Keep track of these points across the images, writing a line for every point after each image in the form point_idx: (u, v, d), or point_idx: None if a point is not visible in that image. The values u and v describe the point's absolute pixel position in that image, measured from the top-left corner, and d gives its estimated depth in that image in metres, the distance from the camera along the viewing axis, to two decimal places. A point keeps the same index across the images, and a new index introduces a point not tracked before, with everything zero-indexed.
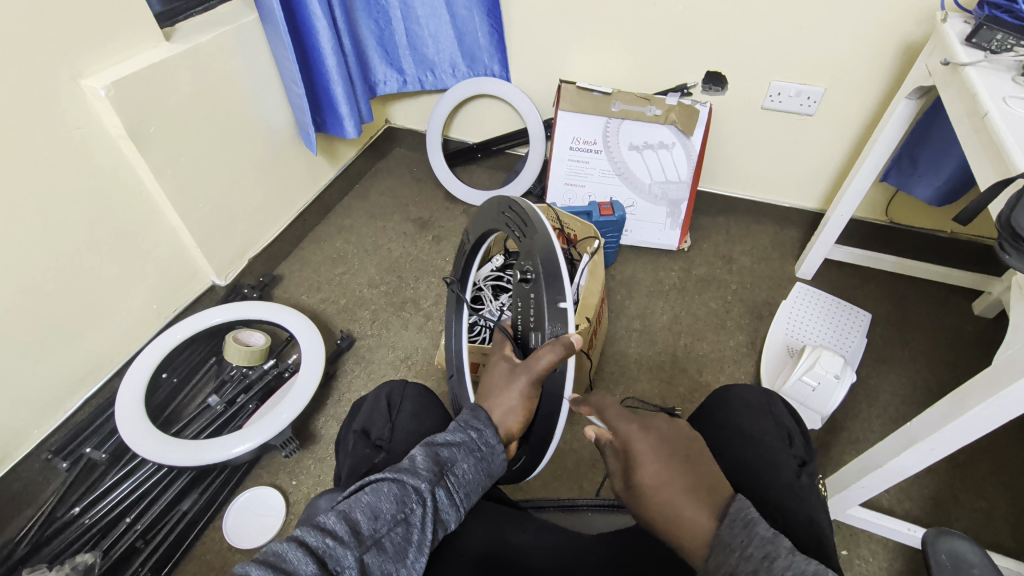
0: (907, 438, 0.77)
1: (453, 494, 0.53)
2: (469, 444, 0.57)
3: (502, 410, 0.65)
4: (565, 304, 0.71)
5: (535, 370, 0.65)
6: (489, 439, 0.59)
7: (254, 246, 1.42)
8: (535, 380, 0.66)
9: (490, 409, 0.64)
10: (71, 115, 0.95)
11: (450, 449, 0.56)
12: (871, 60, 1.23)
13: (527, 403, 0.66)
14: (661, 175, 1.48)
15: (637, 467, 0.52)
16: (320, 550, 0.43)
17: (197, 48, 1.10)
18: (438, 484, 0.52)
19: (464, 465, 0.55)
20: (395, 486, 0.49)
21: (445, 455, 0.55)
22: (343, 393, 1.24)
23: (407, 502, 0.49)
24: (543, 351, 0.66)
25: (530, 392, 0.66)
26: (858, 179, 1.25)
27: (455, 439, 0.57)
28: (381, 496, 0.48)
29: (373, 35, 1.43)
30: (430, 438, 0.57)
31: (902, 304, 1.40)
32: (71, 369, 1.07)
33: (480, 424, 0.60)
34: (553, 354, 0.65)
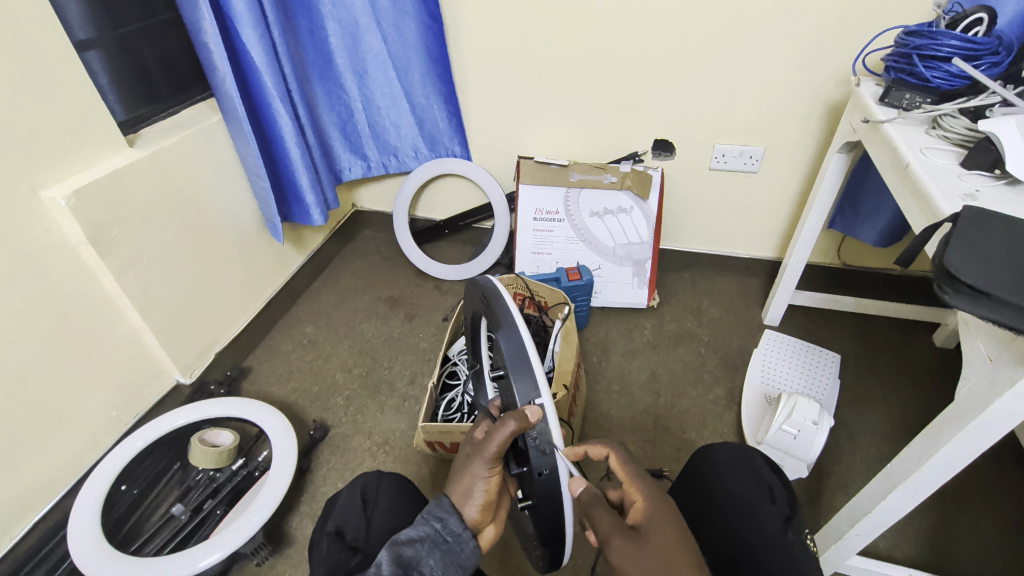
0: (890, 482, 0.77)
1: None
2: (433, 537, 0.56)
3: (461, 494, 0.61)
4: (541, 400, 0.69)
5: (490, 449, 0.62)
6: (454, 527, 0.57)
7: (221, 340, 1.39)
8: (493, 460, 0.62)
9: (451, 492, 0.61)
10: (30, 225, 0.94)
11: (414, 546, 0.54)
12: (801, 120, 1.34)
13: (488, 484, 0.61)
14: (622, 237, 1.53)
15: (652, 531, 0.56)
16: None
17: (160, 151, 1.13)
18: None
19: (430, 561, 0.54)
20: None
21: (409, 554, 0.53)
22: (318, 487, 1.18)
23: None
24: (495, 429, 0.63)
25: (491, 473, 0.61)
26: (807, 228, 1.32)
27: (419, 534, 0.56)
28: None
29: (336, 127, 1.49)
30: (392, 538, 0.55)
31: (868, 343, 1.44)
32: (21, 490, 0.99)
33: (443, 512, 0.58)
34: (503, 432, 0.62)
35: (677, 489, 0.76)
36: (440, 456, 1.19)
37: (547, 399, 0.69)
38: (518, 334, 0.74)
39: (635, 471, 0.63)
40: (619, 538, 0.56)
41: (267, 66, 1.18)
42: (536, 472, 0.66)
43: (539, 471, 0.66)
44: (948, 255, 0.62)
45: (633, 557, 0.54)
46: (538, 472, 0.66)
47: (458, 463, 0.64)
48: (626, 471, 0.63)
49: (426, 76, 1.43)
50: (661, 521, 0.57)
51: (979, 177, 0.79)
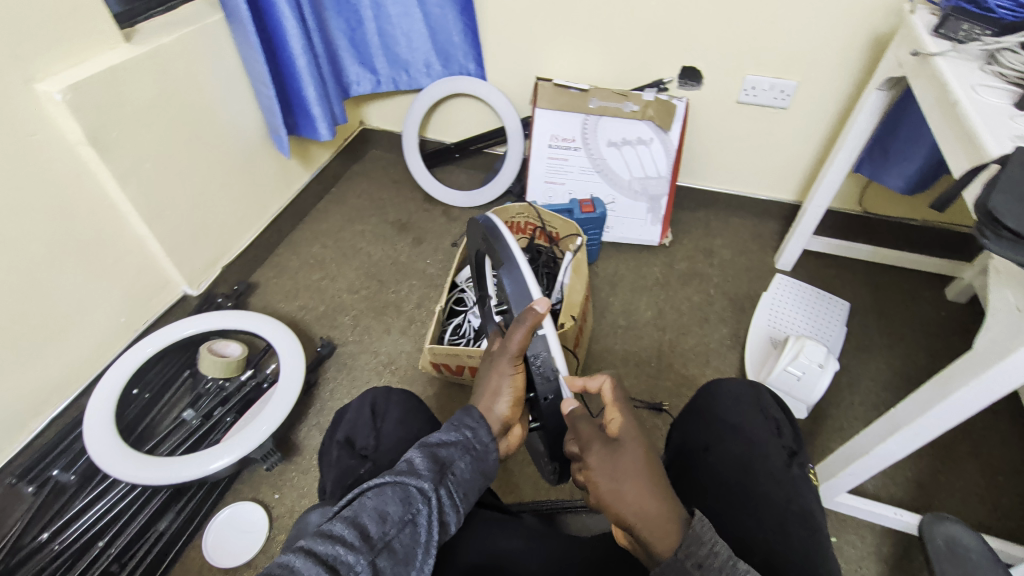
0: (892, 425, 0.78)
1: (454, 493, 0.52)
2: (465, 442, 0.56)
3: (490, 394, 0.63)
4: (543, 331, 0.71)
5: (512, 347, 0.65)
6: (484, 437, 0.57)
7: (228, 254, 1.37)
8: (516, 357, 0.65)
9: (478, 398, 0.63)
10: (25, 120, 0.90)
11: (448, 449, 0.54)
12: (842, 53, 1.25)
13: (515, 381, 0.64)
14: (640, 171, 1.48)
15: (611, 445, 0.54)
16: (331, 558, 0.42)
17: (159, 49, 1.06)
18: (439, 483, 0.51)
19: (462, 464, 0.54)
20: (398, 488, 0.49)
21: (443, 455, 0.54)
22: (325, 402, 1.20)
23: (412, 503, 0.48)
24: (513, 329, 0.65)
25: (516, 370, 0.65)
26: (834, 169, 1.26)
27: (450, 439, 0.56)
28: (386, 499, 0.47)
29: (344, 35, 1.40)
30: (425, 439, 0.55)
31: (879, 293, 1.42)
32: (35, 388, 1.02)
33: (473, 422, 0.58)
34: (522, 329, 0.65)
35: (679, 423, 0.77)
36: (444, 378, 1.21)
37: (547, 330, 0.71)
38: (518, 271, 0.76)
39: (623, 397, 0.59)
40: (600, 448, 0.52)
41: None
42: (541, 397, 0.69)
43: (545, 396, 0.69)
44: (994, 197, 0.59)
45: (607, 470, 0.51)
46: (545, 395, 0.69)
47: (481, 373, 0.66)
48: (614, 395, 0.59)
49: None
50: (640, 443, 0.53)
51: None
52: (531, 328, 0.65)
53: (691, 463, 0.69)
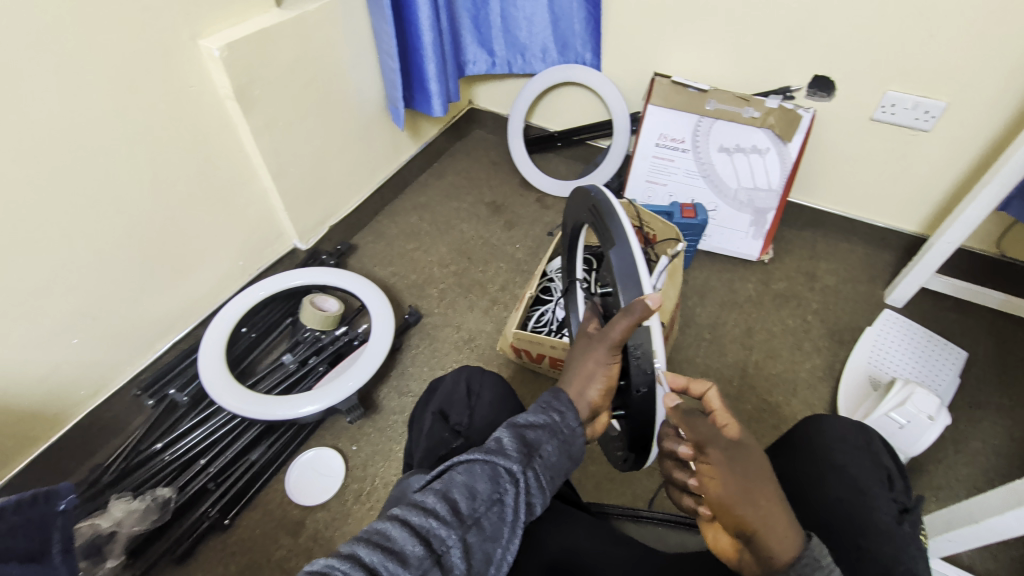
0: (1014, 497, 0.71)
1: (541, 476, 0.51)
2: (553, 426, 0.54)
3: (581, 378, 0.61)
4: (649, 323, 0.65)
5: (613, 337, 0.61)
6: (571, 422, 0.55)
7: (335, 215, 1.46)
8: (615, 347, 0.61)
9: (569, 383, 0.61)
10: (187, 72, 0.99)
11: (536, 431, 0.53)
12: (1008, 76, 1.12)
13: (610, 370, 0.61)
14: (749, 181, 1.41)
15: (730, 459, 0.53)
16: (423, 529, 0.43)
17: (305, 16, 1.13)
18: (528, 466, 0.50)
19: (550, 447, 0.52)
20: (487, 467, 0.48)
21: (531, 437, 0.52)
22: (407, 367, 1.26)
23: (501, 483, 0.48)
24: (618, 318, 0.60)
25: (613, 360, 0.61)
26: (975, 205, 1.14)
27: (538, 421, 0.54)
28: (475, 476, 0.47)
29: (468, 14, 1.43)
30: (512, 419, 0.54)
31: (1005, 346, 1.28)
32: (164, 313, 1.14)
33: (562, 406, 0.56)
34: (628, 320, 0.59)
35: (775, 450, 0.73)
36: (522, 364, 1.22)
37: (653, 323, 0.65)
38: (628, 250, 0.67)
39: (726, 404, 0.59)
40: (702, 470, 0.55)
41: None
42: (634, 389, 0.65)
43: (637, 388, 0.65)
44: None
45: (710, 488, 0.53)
46: (637, 389, 0.65)
47: (575, 354, 0.64)
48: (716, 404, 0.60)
49: None
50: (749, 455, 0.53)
51: None
52: (639, 321, 0.60)
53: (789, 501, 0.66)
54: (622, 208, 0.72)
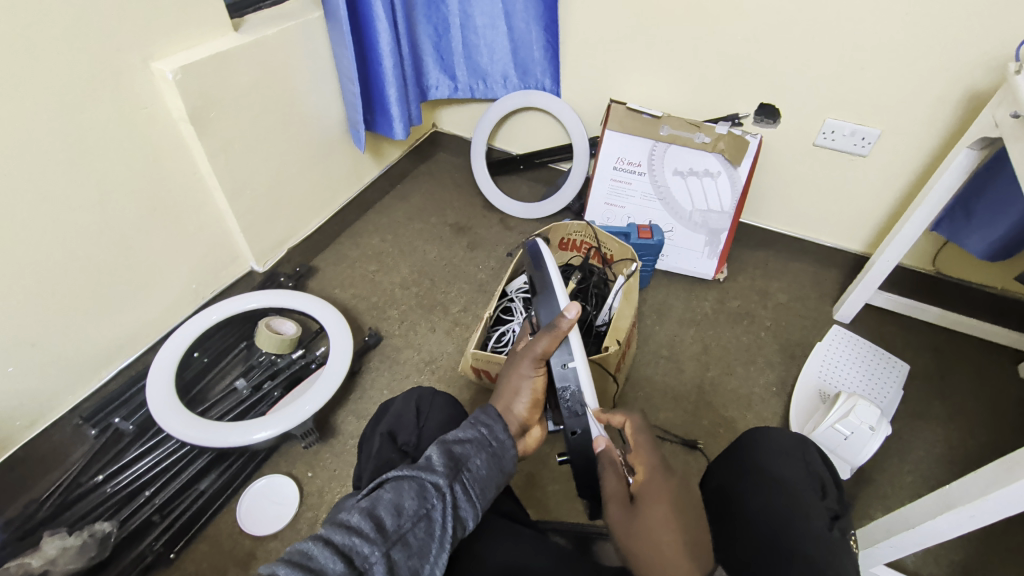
0: (945, 502, 0.74)
1: (469, 489, 0.53)
2: (481, 439, 0.58)
3: (510, 393, 0.67)
4: (574, 363, 0.70)
5: (537, 351, 0.70)
6: (498, 433, 0.59)
7: (294, 237, 1.44)
8: (539, 361, 0.69)
9: (498, 396, 0.67)
10: (138, 94, 0.98)
11: (463, 446, 0.56)
12: (933, 106, 1.20)
13: (535, 384, 0.68)
14: (702, 203, 1.46)
15: (652, 500, 0.54)
16: (346, 548, 0.44)
17: (263, 39, 1.14)
18: (455, 479, 0.52)
19: (477, 460, 0.55)
20: (414, 483, 0.50)
21: (458, 451, 0.55)
22: (366, 390, 1.24)
23: (428, 498, 0.49)
24: (541, 335, 0.71)
25: (537, 373, 0.68)
26: (909, 226, 1.21)
27: (466, 436, 0.58)
28: (402, 492, 0.49)
29: (430, 41, 1.46)
30: (442, 437, 0.57)
31: (943, 359, 1.35)
32: (109, 339, 1.10)
33: (488, 419, 0.60)
34: (548, 335, 0.70)
35: (717, 463, 0.76)
36: (482, 384, 1.22)
37: (579, 362, 0.71)
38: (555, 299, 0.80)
39: (646, 440, 0.60)
40: (618, 507, 0.55)
41: None
42: (569, 430, 0.69)
43: (572, 430, 0.69)
44: None
45: (625, 528, 0.53)
46: (571, 429, 0.69)
47: (504, 374, 0.70)
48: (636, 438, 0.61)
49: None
50: (662, 488, 0.55)
51: None
52: (556, 339, 0.70)
53: (730, 506, 0.68)
54: (551, 264, 0.86)
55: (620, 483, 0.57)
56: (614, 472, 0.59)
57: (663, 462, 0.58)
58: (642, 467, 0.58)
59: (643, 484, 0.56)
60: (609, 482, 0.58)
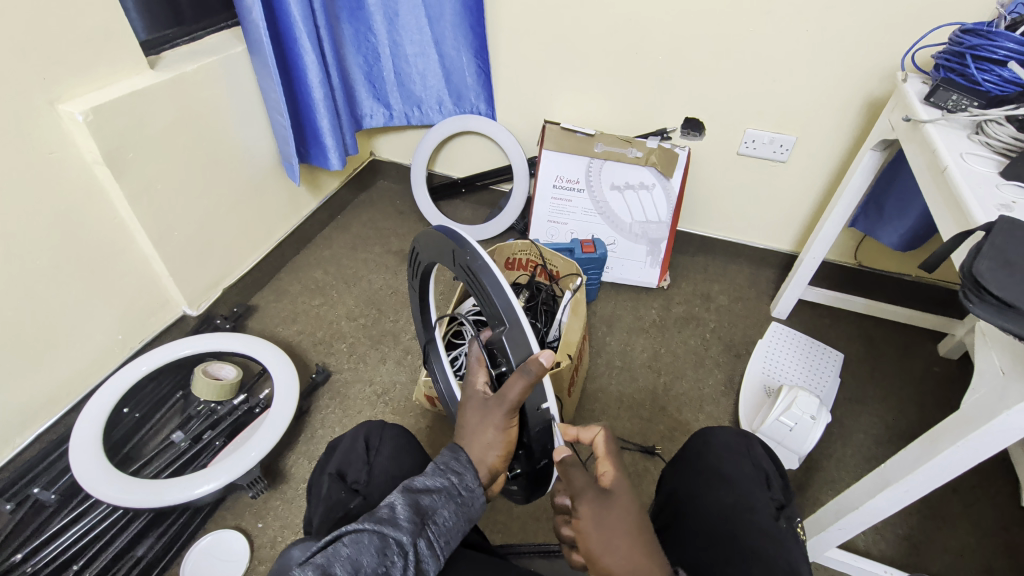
0: (882, 480, 0.77)
1: (434, 543, 0.52)
2: (450, 489, 0.57)
3: (481, 446, 0.63)
4: (548, 405, 0.68)
5: (510, 400, 0.63)
6: (468, 483, 0.58)
7: (230, 276, 1.39)
8: (512, 410, 0.63)
9: (467, 449, 0.63)
10: (44, 139, 0.92)
11: (431, 497, 0.55)
12: (839, 113, 1.30)
13: (508, 434, 0.64)
14: (640, 214, 1.51)
15: (623, 497, 0.55)
16: None
17: (182, 76, 1.10)
18: (420, 535, 0.51)
19: (444, 512, 0.54)
20: (376, 538, 0.48)
21: (426, 503, 0.54)
22: (316, 430, 1.19)
23: (389, 555, 0.48)
24: (513, 380, 0.63)
25: (510, 423, 0.64)
26: (829, 225, 1.29)
27: (434, 485, 0.56)
28: (362, 549, 0.47)
29: (361, 70, 1.45)
30: (408, 484, 0.55)
31: (872, 345, 1.44)
32: (23, 404, 1.01)
33: (460, 467, 0.59)
34: (523, 381, 0.62)
35: (670, 469, 0.78)
36: (437, 411, 1.20)
37: (553, 404, 0.68)
38: (518, 330, 0.65)
39: (614, 447, 0.61)
40: (595, 498, 0.55)
41: None
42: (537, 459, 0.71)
43: (538, 459, 0.71)
44: (979, 262, 0.59)
45: (601, 519, 0.53)
46: (537, 460, 0.71)
47: (470, 419, 0.65)
48: (605, 444, 0.62)
49: (459, 26, 1.37)
50: (629, 491, 0.56)
51: (1017, 187, 0.76)
52: (533, 382, 0.62)
53: (683, 510, 0.70)
54: (496, 267, 0.67)
55: (594, 477, 0.57)
56: (585, 468, 0.59)
57: (629, 467, 0.60)
58: (610, 469, 0.59)
59: (616, 483, 0.57)
60: (582, 474, 0.57)
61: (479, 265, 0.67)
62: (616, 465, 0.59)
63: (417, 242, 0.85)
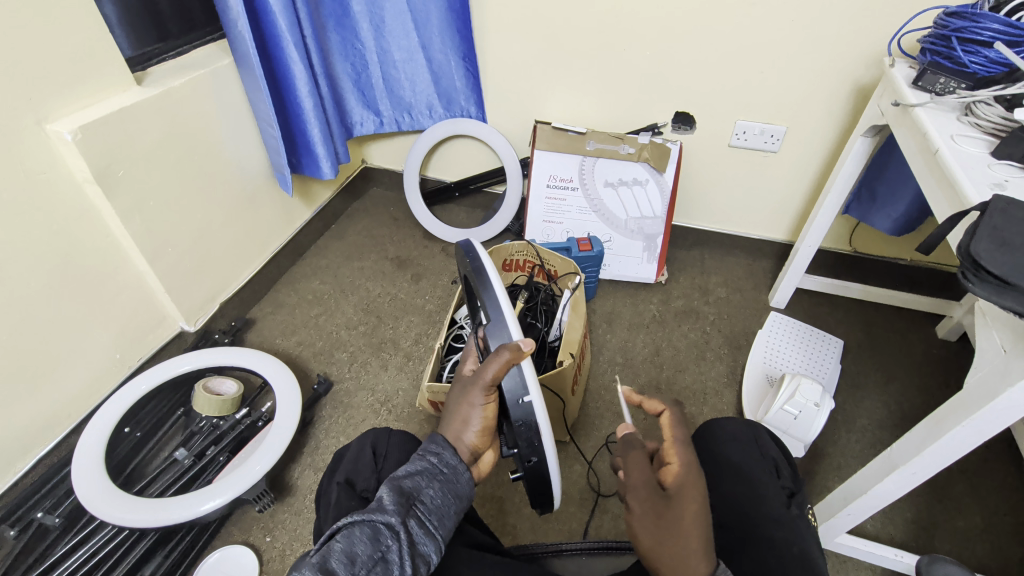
0: (889, 464, 0.77)
1: (425, 522, 0.52)
2: (431, 469, 0.56)
3: (458, 423, 0.64)
4: (529, 398, 0.66)
5: (486, 378, 0.64)
6: (450, 460, 0.58)
7: (226, 290, 1.38)
8: (488, 388, 0.64)
9: (445, 428, 0.63)
10: (34, 160, 0.92)
11: (414, 479, 0.55)
12: (828, 101, 1.30)
13: (485, 411, 0.64)
14: (635, 210, 1.52)
15: (684, 499, 0.53)
16: None
17: (169, 91, 1.09)
18: (408, 515, 0.51)
19: (430, 491, 0.54)
20: (366, 527, 0.48)
21: (410, 486, 0.54)
22: (320, 441, 1.18)
23: (382, 539, 0.48)
24: (489, 359, 0.64)
25: (487, 401, 0.64)
26: (823, 213, 1.30)
27: (416, 468, 0.56)
28: (354, 539, 0.47)
29: (349, 78, 1.45)
30: (391, 474, 0.56)
31: (871, 330, 1.44)
32: (23, 428, 1.00)
33: (438, 447, 0.59)
34: (498, 361, 0.64)
35: None
36: (442, 416, 1.19)
37: (534, 397, 0.66)
38: (500, 325, 0.70)
39: (683, 434, 0.58)
40: (647, 493, 0.54)
41: (282, 9, 1.13)
42: (524, 459, 0.68)
43: (527, 458, 0.68)
44: (975, 242, 0.59)
45: (653, 515, 0.53)
46: (526, 458, 0.68)
47: (451, 398, 0.66)
48: (671, 429, 0.59)
49: (445, 30, 1.37)
50: (690, 492, 0.54)
51: (1008, 166, 0.76)
52: (510, 363, 0.64)
53: None
54: (495, 276, 0.76)
55: (650, 471, 0.56)
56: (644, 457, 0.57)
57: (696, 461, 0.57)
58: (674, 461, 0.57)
59: (680, 481, 0.55)
60: (637, 466, 0.56)
61: (477, 269, 0.78)
62: (680, 459, 0.57)
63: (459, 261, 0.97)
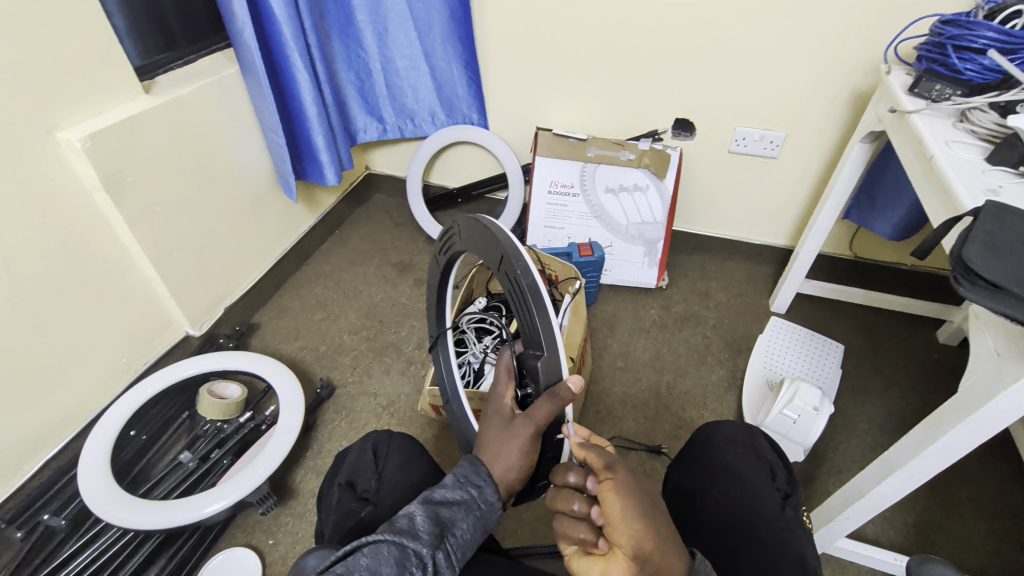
0: (887, 467, 0.78)
1: (451, 556, 0.53)
2: (469, 502, 0.57)
3: (501, 464, 0.60)
4: (565, 438, 0.66)
5: (538, 422, 0.60)
6: (489, 497, 0.58)
7: (231, 295, 1.39)
8: (538, 433, 0.60)
9: (489, 464, 0.61)
10: (45, 167, 0.94)
11: (450, 509, 0.55)
12: (826, 107, 1.31)
13: (530, 455, 0.61)
14: (636, 216, 1.53)
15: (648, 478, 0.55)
16: None
17: (175, 100, 1.11)
18: (438, 547, 0.52)
19: (463, 525, 0.55)
20: (396, 549, 0.49)
21: (445, 515, 0.55)
22: (323, 444, 1.20)
23: (408, 566, 0.49)
24: (541, 402, 0.60)
25: (534, 445, 0.61)
26: (822, 218, 1.30)
27: (455, 497, 0.57)
28: (381, 559, 0.48)
29: (353, 86, 1.47)
30: (428, 494, 0.56)
31: (872, 335, 1.45)
32: (31, 432, 1.01)
33: (480, 480, 0.59)
34: (553, 405, 0.59)
35: (678, 464, 0.79)
36: (443, 420, 1.20)
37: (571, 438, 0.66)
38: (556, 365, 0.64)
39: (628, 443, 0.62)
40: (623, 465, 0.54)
41: (287, 17, 1.15)
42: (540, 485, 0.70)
43: (541, 483, 0.70)
44: (967, 247, 0.60)
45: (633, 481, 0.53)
46: (541, 484, 0.70)
47: (494, 433, 0.62)
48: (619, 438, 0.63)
49: (448, 39, 1.39)
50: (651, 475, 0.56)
51: (1002, 172, 0.77)
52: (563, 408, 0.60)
53: (691, 502, 0.71)
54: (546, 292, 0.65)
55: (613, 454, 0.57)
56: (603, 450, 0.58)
57: None
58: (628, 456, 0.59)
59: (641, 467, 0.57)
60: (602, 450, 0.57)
61: (522, 279, 0.65)
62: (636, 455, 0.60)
63: (462, 226, 0.81)
